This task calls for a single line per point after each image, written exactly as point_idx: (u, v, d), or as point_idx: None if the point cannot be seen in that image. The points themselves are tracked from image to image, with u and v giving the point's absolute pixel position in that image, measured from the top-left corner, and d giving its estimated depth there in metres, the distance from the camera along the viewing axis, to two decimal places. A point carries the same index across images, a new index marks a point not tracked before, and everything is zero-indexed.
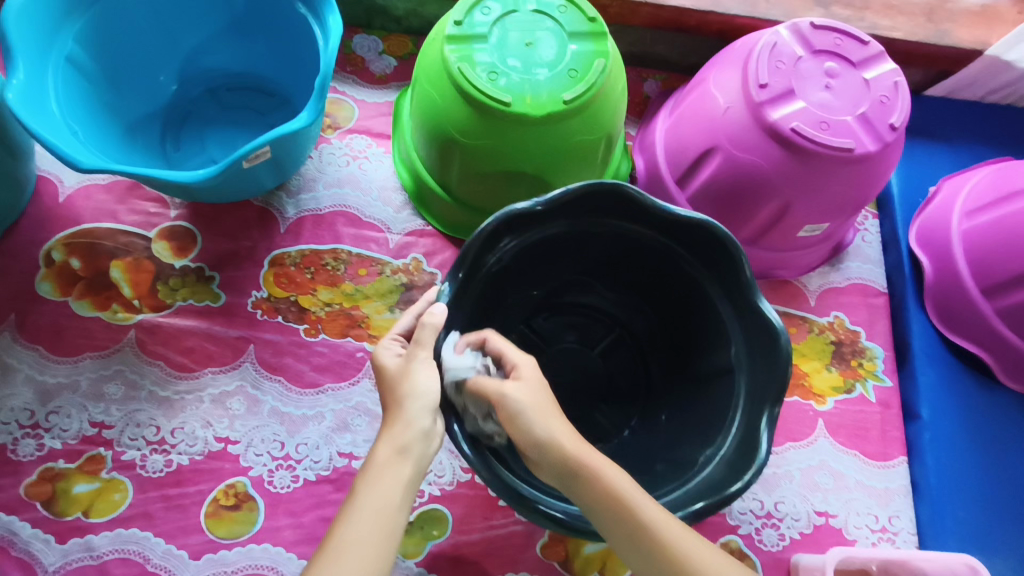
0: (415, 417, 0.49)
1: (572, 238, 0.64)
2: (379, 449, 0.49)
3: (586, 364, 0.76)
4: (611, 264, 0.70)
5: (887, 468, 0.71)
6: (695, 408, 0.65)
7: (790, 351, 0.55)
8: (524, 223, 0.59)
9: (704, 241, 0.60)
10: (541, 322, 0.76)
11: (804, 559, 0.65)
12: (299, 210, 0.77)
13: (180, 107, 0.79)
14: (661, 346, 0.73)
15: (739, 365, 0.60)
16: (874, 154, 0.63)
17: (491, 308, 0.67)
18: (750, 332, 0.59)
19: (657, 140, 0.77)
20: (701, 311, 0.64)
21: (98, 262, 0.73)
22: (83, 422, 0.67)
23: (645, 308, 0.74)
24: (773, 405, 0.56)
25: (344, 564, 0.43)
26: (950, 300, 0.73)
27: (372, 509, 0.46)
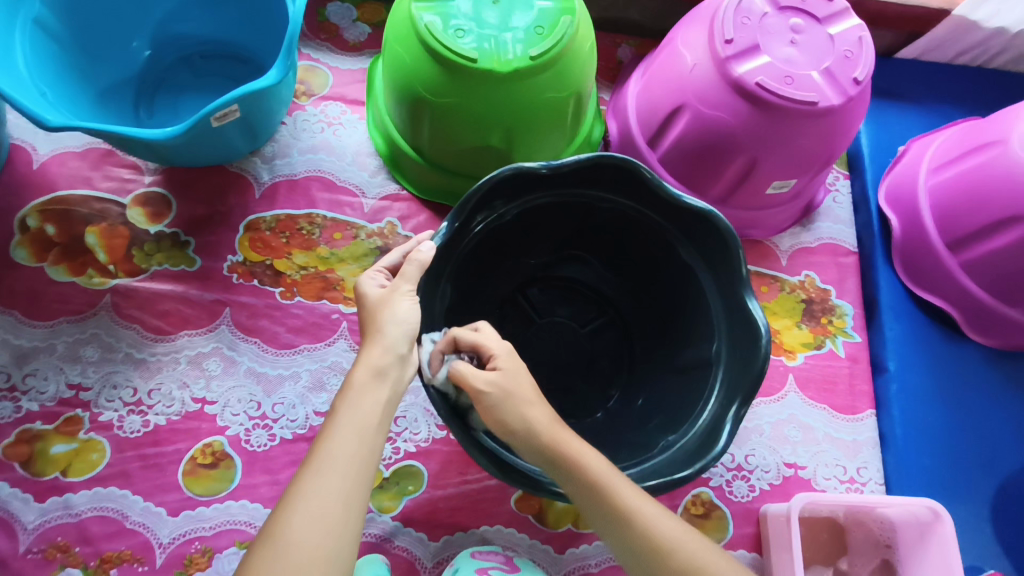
0: (394, 342, 0.50)
1: (569, 207, 0.65)
2: (357, 371, 0.49)
3: (571, 341, 0.75)
4: (607, 239, 0.70)
5: (855, 421, 0.72)
6: (670, 391, 0.65)
7: (768, 356, 0.55)
8: (523, 186, 0.61)
9: (698, 226, 0.60)
10: (533, 292, 0.75)
11: (772, 508, 0.66)
12: (274, 175, 0.78)
13: (153, 74, 0.79)
14: (648, 331, 0.72)
15: (718, 359, 0.60)
16: (839, 108, 0.64)
17: (477, 269, 0.67)
18: (734, 328, 0.60)
19: (628, 102, 0.77)
20: (690, 299, 0.64)
21: (72, 228, 0.73)
22: (60, 384, 0.68)
23: (637, 290, 0.73)
24: (744, 406, 0.56)
25: (329, 478, 0.44)
26: (917, 256, 0.75)
27: (354, 428, 0.46)
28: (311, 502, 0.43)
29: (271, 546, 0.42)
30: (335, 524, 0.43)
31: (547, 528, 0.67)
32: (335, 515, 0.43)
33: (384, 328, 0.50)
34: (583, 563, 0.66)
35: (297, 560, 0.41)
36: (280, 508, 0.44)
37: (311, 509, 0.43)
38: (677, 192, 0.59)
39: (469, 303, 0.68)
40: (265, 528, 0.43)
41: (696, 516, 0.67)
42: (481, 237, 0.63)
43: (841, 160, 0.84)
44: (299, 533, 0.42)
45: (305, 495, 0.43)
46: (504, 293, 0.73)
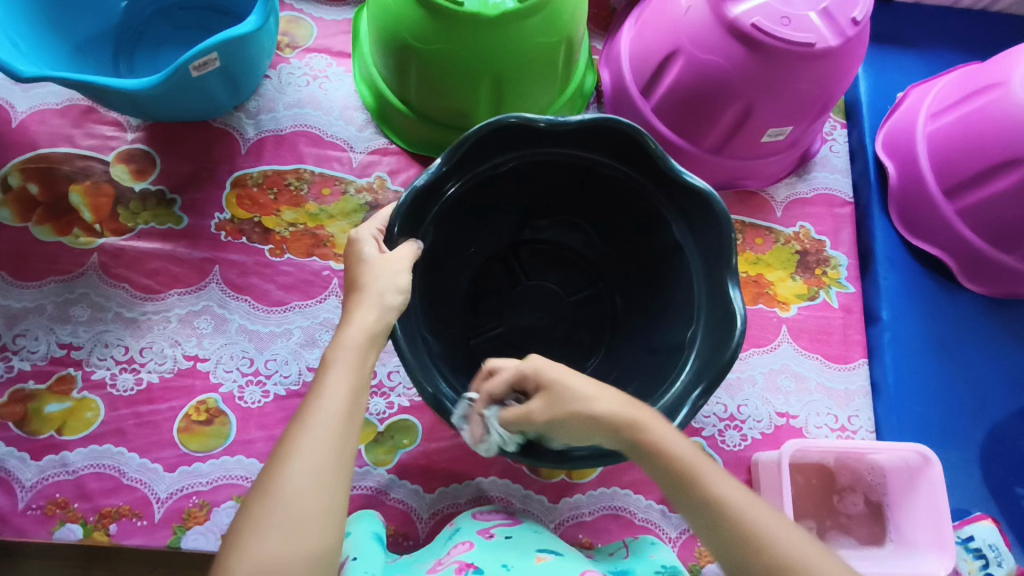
0: (387, 304, 0.50)
1: (567, 167, 0.63)
2: (348, 331, 0.48)
3: (554, 307, 0.73)
4: (600, 208, 0.68)
5: (847, 370, 0.72)
6: (642, 364, 0.64)
7: (738, 347, 0.53)
8: (522, 139, 0.60)
9: (693, 205, 0.59)
10: (525, 253, 0.74)
11: (764, 455, 0.67)
12: (260, 130, 0.76)
13: (132, 26, 0.77)
14: (632, 304, 0.70)
15: (691, 346, 0.59)
16: (836, 50, 0.62)
17: (464, 220, 0.66)
18: (714, 313, 0.58)
19: (622, 50, 0.76)
20: (676, 281, 0.63)
21: (56, 187, 0.72)
22: (51, 344, 0.67)
23: (628, 267, 0.70)
24: (705, 393, 0.54)
25: (323, 436, 0.43)
26: (913, 203, 0.74)
27: (346, 386, 0.46)
28: (304, 458, 0.42)
29: (264, 502, 0.41)
30: (330, 482, 0.42)
31: (541, 479, 0.68)
32: (327, 478, 0.42)
33: (378, 291, 0.50)
34: (577, 512, 0.67)
35: (292, 517, 0.41)
36: (272, 462, 0.43)
37: (306, 464, 0.42)
38: (681, 168, 0.57)
39: (449, 257, 0.67)
40: (260, 481, 0.43)
41: None
42: (471, 188, 0.62)
43: (839, 109, 0.82)
44: (293, 489, 0.41)
45: (298, 452, 0.43)
46: (497, 247, 0.73)
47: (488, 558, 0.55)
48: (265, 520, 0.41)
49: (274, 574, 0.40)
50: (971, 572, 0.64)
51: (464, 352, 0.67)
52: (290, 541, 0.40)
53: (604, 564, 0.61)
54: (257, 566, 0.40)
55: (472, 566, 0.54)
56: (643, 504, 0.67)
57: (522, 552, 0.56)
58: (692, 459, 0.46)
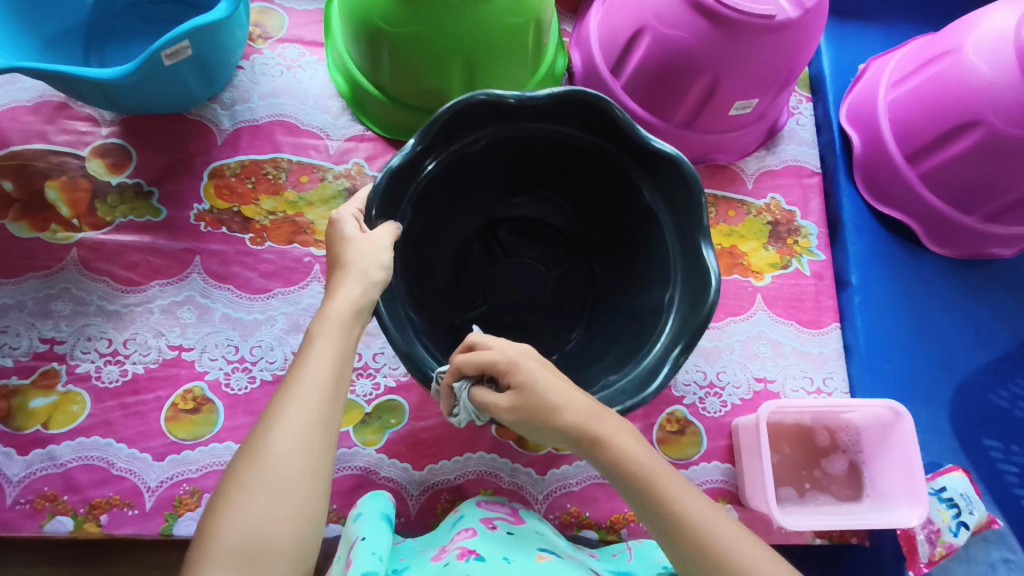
0: (371, 279, 0.51)
1: (539, 141, 0.64)
2: (332, 306, 0.49)
3: (535, 283, 0.75)
4: (573, 181, 0.70)
5: (821, 334, 0.74)
6: (622, 330, 0.66)
7: (715, 302, 0.56)
8: (492, 116, 0.60)
9: (663, 170, 0.60)
10: (502, 231, 0.75)
11: (743, 420, 0.69)
12: (235, 121, 0.76)
13: (102, 20, 0.77)
14: (610, 273, 0.72)
15: (671, 304, 0.60)
16: (796, 22, 0.64)
17: (441, 201, 0.67)
18: (690, 274, 0.60)
19: (591, 31, 0.77)
20: (652, 245, 0.64)
21: (32, 184, 0.72)
22: (33, 339, 0.68)
23: (602, 236, 0.72)
24: (685, 351, 0.56)
25: (309, 404, 0.45)
26: (878, 170, 0.76)
27: (332, 358, 0.47)
28: (290, 426, 0.44)
29: (251, 467, 0.43)
30: (316, 449, 0.44)
31: (527, 452, 0.69)
32: (310, 445, 0.44)
33: (362, 267, 0.51)
34: (565, 482, 0.69)
35: (281, 481, 0.43)
36: (259, 427, 0.45)
37: (292, 431, 0.44)
38: (647, 134, 0.58)
39: (428, 239, 0.68)
40: (246, 446, 0.45)
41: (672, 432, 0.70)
42: (447, 167, 0.63)
43: (804, 84, 0.85)
44: (280, 454, 0.43)
45: (285, 421, 0.44)
46: (475, 227, 0.74)
47: (490, 548, 0.54)
48: (252, 481, 0.43)
49: (259, 534, 0.42)
50: (944, 521, 0.67)
51: (448, 330, 0.68)
52: (278, 505, 0.42)
53: (604, 564, 0.61)
54: (243, 526, 0.42)
55: (473, 553, 0.53)
56: None
57: (523, 549, 0.55)
58: (654, 472, 0.47)
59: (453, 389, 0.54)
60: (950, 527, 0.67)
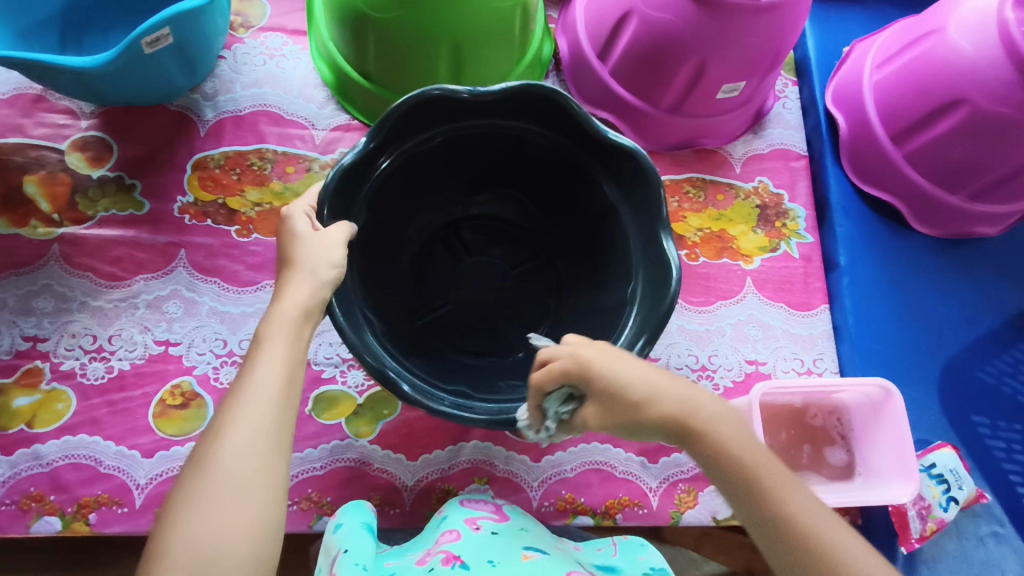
0: (320, 279, 0.49)
1: (496, 138, 0.64)
2: (281, 306, 0.48)
3: (499, 283, 0.73)
4: (535, 176, 0.69)
5: (810, 316, 0.75)
6: (589, 328, 0.64)
7: (676, 292, 0.55)
8: (443, 112, 0.60)
9: (621, 162, 0.60)
10: (464, 232, 0.74)
11: (735, 403, 0.69)
12: (218, 111, 0.75)
13: (79, 10, 0.75)
14: (572, 271, 0.71)
15: (632, 300, 0.60)
16: (782, 3, 0.65)
17: (397, 200, 0.65)
18: (651, 264, 0.59)
19: (577, 17, 0.77)
20: (614, 239, 0.64)
21: (9, 178, 0.70)
22: (15, 337, 0.66)
23: (566, 232, 0.71)
24: (648, 344, 0.55)
25: (256, 409, 0.43)
26: (864, 152, 0.76)
27: (281, 359, 0.45)
28: (237, 432, 0.42)
29: (197, 474, 0.41)
30: (266, 455, 0.42)
31: (521, 439, 0.69)
32: (260, 451, 0.42)
33: (311, 266, 0.50)
34: (559, 469, 0.68)
35: (227, 489, 0.40)
36: (207, 437, 0.43)
37: (240, 438, 0.42)
38: (603, 127, 0.58)
39: (388, 238, 0.67)
40: (194, 459, 0.42)
41: None
42: (401, 164, 0.62)
43: (789, 67, 0.85)
44: (227, 461, 0.41)
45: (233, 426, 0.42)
46: (435, 227, 0.73)
47: (474, 553, 0.53)
48: (200, 494, 0.40)
49: (209, 549, 0.39)
50: (934, 497, 0.68)
51: (410, 328, 0.66)
52: (224, 515, 0.40)
53: (589, 557, 0.61)
54: (191, 541, 0.39)
55: (458, 559, 0.53)
56: (623, 457, 0.69)
57: (510, 549, 0.54)
58: (756, 459, 0.46)
59: (405, 386, 0.54)
60: (940, 502, 0.68)
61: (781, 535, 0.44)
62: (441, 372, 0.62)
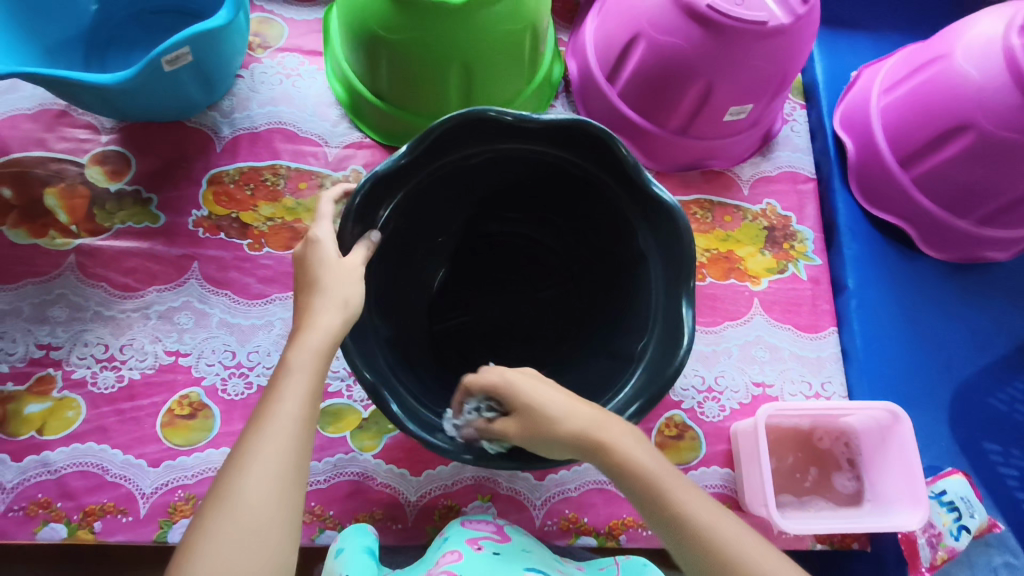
0: (350, 310, 0.49)
1: (536, 164, 0.64)
2: (310, 334, 0.46)
3: (518, 300, 0.75)
4: (569, 203, 0.69)
5: (818, 338, 0.74)
6: (594, 369, 0.64)
7: (682, 368, 0.54)
8: (488, 134, 0.59)
9: (653, 212, 0.59)
10: (489, 243, 0.75)
11: (742, 424, 0.68)
12: (234, 128, 0.77)
13: (104, 29, 0.78)
14: (591, 305, 0.71)
15: (642, 356, 0.59)
16: (788, 28, 0.65)
17: (434, 208, 0.67)
18: (665, 329, 0.58)
19: (587, 40, 0.78)
20: (635, 284, 0.64)
21: (30, 191, 0.72)
22: (29, 345, 0.67)
23: (591, 263, 0.71)
24: (643, 409, 0.55)
25: (282, 442, 0.42)
26: (872, 175, 0.77)
27: (307, 391, 0.45)
28: (261, 466, 0.41)
29: (217, 509, 0.40)
30: (288, 491, 0.42)
31: None
32: (283, 485, 0.41)
33: (341, 295, 0.49)
34: (563, 488, 0.68)
35: (247, 526, 0.40)
36: (227, 469, 0.42)
37: (264, 473, 0.41)
38: (648, 176, 0.57)
39: (417, 247, 0.68)
40: (213, 491, 0.42)
41: (671, 437, 0.69)
42: (440, 176, 0.62)
43: (797, 91, 0.86)
44: (249, 497, 0.40)
45: (256, 461, 0.41)
46: (467, 237, 0.74)
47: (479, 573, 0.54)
48: (218, 530, 0.40)
49: None
50: (945, 525, 0.66)
51: (424, 337, 0.69)
52: (242, 553, 0.39)
53: None
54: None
55: None
56: None
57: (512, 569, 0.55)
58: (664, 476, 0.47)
59: (393, 407, 0.53)
60: (951, 530, 0.66)
61: (694, 547, 0.44)
62: (437, 397, 0.61)
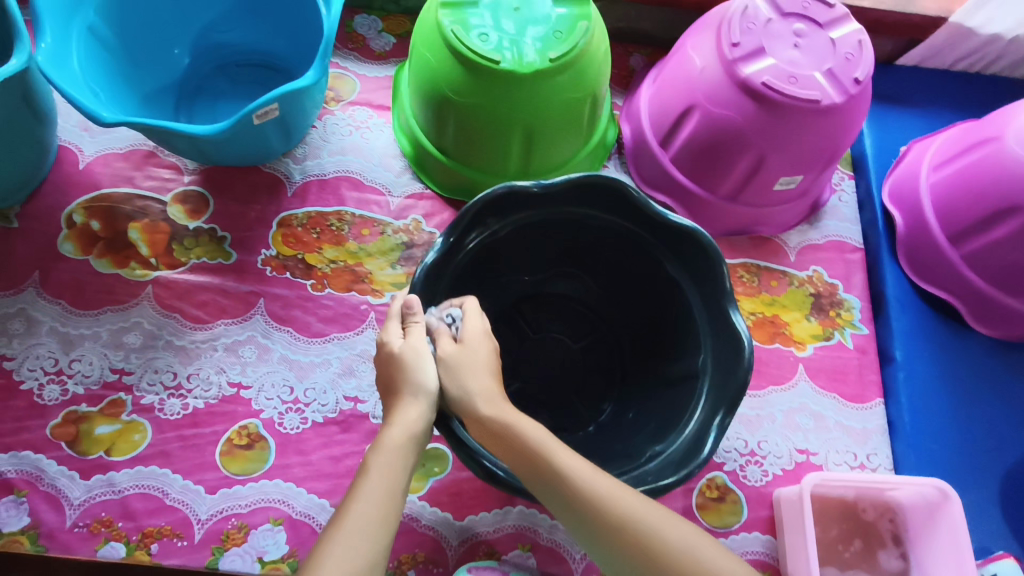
0: (425, 403, 0.54)
1: (563, 224, 0.67)
2: (390, 433, 0.52)
3: (564, 357, 0.77)
4: (597, 259, 0.72)
5: (863, 409, 0.74)
6: (658, 403, 0.65)
7: (750, 367, 0.57)
8: (513, 206, 0.63)
9: (684, 243, 0.63)
10: (526, 308, 0.77)
11: (785, 491, 0.68)
12: (305, 175, 0.82)
13: (193, 79, 0.85)
14: (637, 347, 0.73)
15: (704, 372, 0.61)
16: (841, 107, 0.68)
17: (468, 290, 0.69)
18: (719, 342, 0.61)
19: (641, 107, 0.82)
20: (678, 315, 0.66)
21: (116, 224, 0.78)
22: (104, 368, 0.71)
23: (628, 309, 0.74)
24: (727, 416, 0.57)
25: (356, 541, 0.45)
26: (921, 250, 0.78)
27: (383, 489, 0.48)
28: (335, 563, 0.44)
29: None
30: None
31: None
32: None
33: (418, 390, 0.54)
34: None
35: None
36: (307, 567, 0.45)
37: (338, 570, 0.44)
38: (664, 210, 0.62)
39: None
40: None
41: (712, 499, 0.69)
42: (477, 252, 0.65)
43: (846, 162, 0.87)
44: None
45: (331, 558, 0.44)
46: (501, 308, 0.76)
47: None
48: None
49: None
50: None
51: None
52: None
53: None
54: None
55: None
56: None
57: None
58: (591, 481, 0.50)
59: (503, 473, 0.52)
60: None
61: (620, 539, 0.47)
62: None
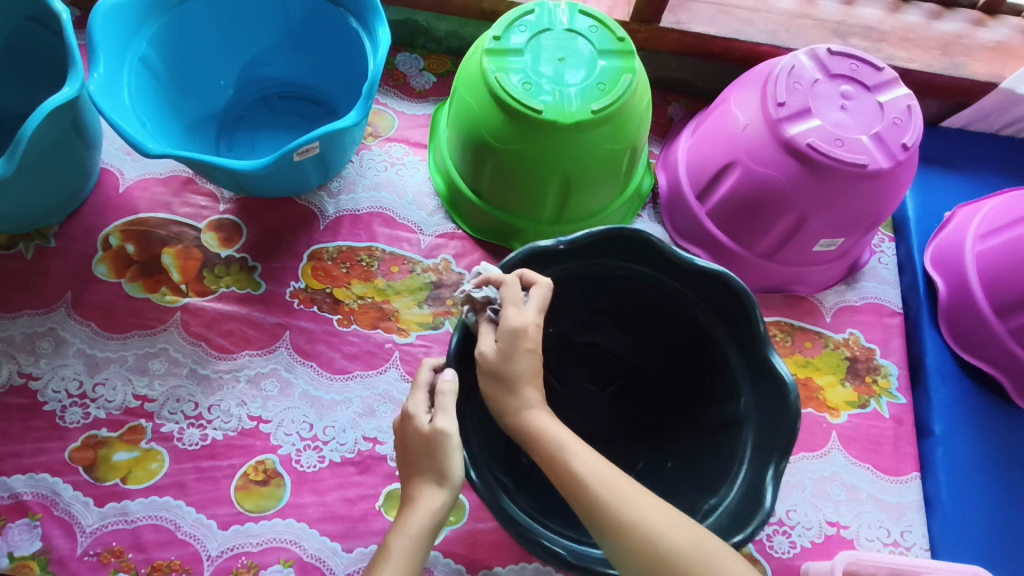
0: (447, 488, 0.53)
1: (592, 274, 0.66)
2: (410, 519, 0.53)
3: (595, 407, 0.75)
4: (626, 309, 0.71)
5: (899, 483, 0.71)
6: (698, 456, 0.64)
7: (798, 410, 0.55)
8: (540, 262, 0.62)
9: (714, 288, 0.61)
10: (552, 359, 0.76)
11: (815, 566, 0.65)
12: (338, 209, 0.82)
13: (236, 109, 0.86)
14: (670, 398, 0.72)
15: (747, 418, 0.59)
16: (887, 171, 0.67)
17: None
18: (760, 387, 0.59)
19: (678, 158, 0.81)
20: (712, 362, 0.65)
21: (150, 249, 0.78)
22: (127, 394, 0.71)
23: (659, 356, 0.73)
24: (779, 458, 0.55)
25: None
26: (964, 319, 0.75)
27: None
28: None
29: None
30: None
31: None
32: None
33: (443, 475, 0.53)
34: None
35: None
36: None
37: None
38: (692, 256, 0.60)
39: None
40: None
41: None
42: None
43: (887, 223, 0.85)
44: None
45: None
46: None
47: None
48: None
49: None
50: None
51: None
52: None
53: None
54: None
55: None
56: None
57: None
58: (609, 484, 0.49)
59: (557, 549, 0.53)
60: None
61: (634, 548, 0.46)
62: (559, 513, 0.59)
